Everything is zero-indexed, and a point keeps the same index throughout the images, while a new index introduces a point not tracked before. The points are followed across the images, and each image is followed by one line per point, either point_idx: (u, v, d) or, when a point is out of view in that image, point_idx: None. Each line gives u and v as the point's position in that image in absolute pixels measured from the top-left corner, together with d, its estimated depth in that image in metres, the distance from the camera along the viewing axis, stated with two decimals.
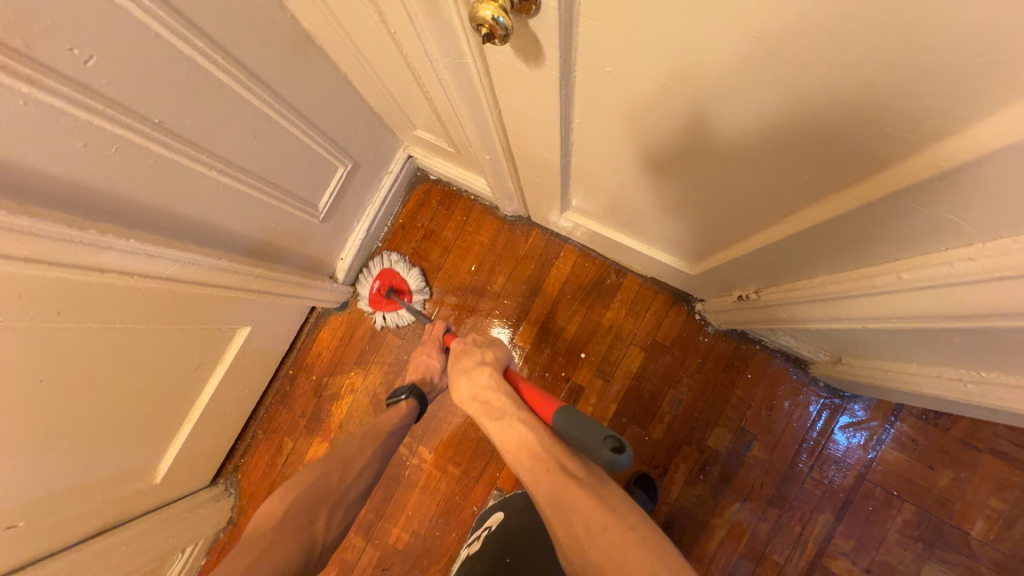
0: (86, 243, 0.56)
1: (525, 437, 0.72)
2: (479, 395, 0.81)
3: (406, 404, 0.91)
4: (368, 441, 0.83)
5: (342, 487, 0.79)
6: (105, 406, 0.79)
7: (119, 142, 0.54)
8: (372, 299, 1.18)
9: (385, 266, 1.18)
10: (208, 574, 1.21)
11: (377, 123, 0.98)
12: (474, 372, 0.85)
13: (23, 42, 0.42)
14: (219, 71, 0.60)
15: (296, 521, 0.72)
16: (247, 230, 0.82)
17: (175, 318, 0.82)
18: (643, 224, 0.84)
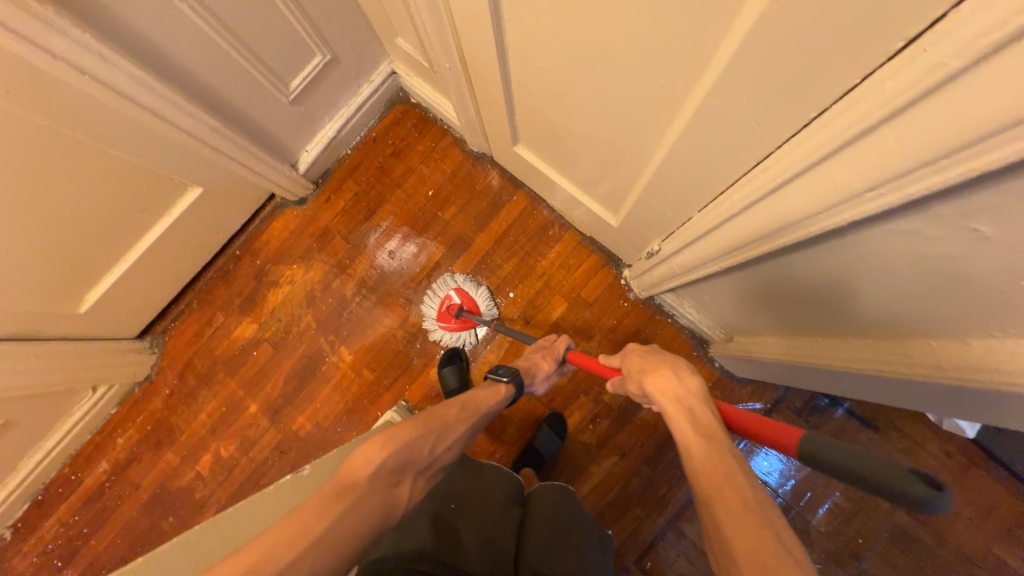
0: (33, 16, 0.61)
1: (721, 455, 0.52)
2: (684, 397, 0.59)
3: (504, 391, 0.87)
4: (465, 419, 0.79)
5: (428, 459, 0.71)
6: (43, 212, 0.83)
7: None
8: (438, 316, 1.18)
9: (454, 285, 1.19)
10: (116, 422, 1.26)
11: (363, 25, 1.04)
12: (683, 368, 0.62)
13: None
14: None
15: (385, 483, 0.65)
16: (213, 81, 0.87)
17: (128, 148, 0.86)
18: (574, 168, 0.90)
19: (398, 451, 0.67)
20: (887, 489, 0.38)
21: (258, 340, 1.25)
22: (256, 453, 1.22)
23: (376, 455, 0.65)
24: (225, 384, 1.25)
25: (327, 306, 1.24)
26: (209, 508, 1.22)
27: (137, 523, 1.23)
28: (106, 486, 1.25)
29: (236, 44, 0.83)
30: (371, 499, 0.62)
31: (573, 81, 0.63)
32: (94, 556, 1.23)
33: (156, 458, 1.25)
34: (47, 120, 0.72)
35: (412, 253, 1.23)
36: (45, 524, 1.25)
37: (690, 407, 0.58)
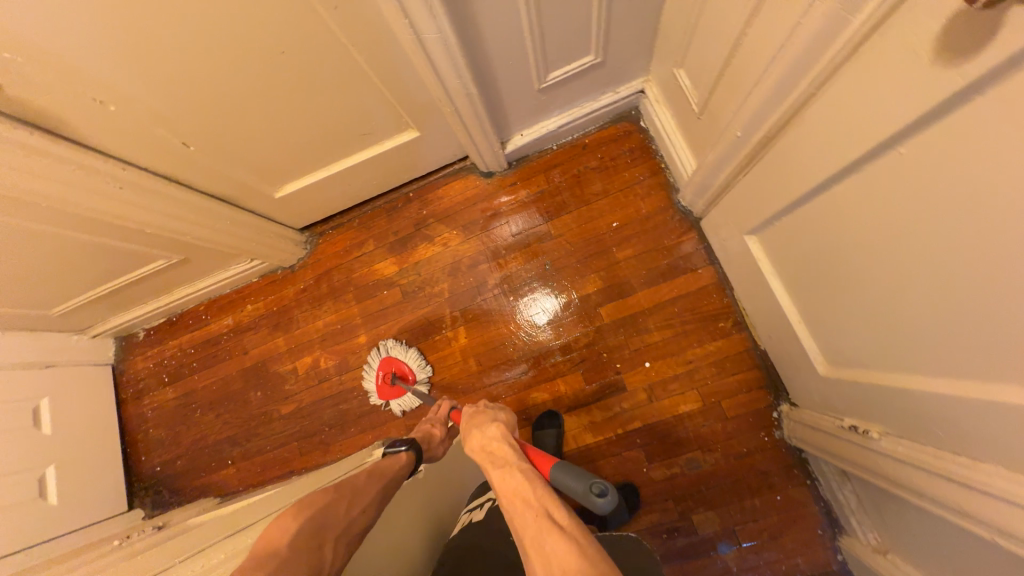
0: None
1: (522, 486, 0.55)
2: (487, 445, 0.66)
3: (404, 455, 0.80)
4: (376, 480, 0.71)
5: (348, 519, 0.62)
6: (297, 109, 0.87)
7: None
8: (379, 387, 1.23)
9: (384, 355, 1.23)
10: (252, 291, 1.38)
11: (647, 40, 0.95)
12: (484, 425, 0.70)
13: None
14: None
15: (298, 551, 0.54)
16: (492, 50, 0.83)
17: (387, 80, 0.87)
18: (814, 299, 0.77)
19: (309, 515, 0.59)
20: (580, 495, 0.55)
21: (392, 283, 1.29)
22: (347, 378, 1.29)
23: (285, 521, 0.58)
24: (348, 306, 1.31)
25: (465, 283, 1.24)
26: (291, 401, 1.32)
27: (232, 382, 1.37)
28: (222, 338, 1.39)
29: (532, 15, 0.77)
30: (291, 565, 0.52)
31: (925, 253, 0.49)
32: (192, 388, 1.41)
33: (268, 338, 1.36)
34: (339, 24, 0.72)
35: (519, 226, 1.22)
36: (168, 343, 1.43)
37: (493, 455, 0.64)
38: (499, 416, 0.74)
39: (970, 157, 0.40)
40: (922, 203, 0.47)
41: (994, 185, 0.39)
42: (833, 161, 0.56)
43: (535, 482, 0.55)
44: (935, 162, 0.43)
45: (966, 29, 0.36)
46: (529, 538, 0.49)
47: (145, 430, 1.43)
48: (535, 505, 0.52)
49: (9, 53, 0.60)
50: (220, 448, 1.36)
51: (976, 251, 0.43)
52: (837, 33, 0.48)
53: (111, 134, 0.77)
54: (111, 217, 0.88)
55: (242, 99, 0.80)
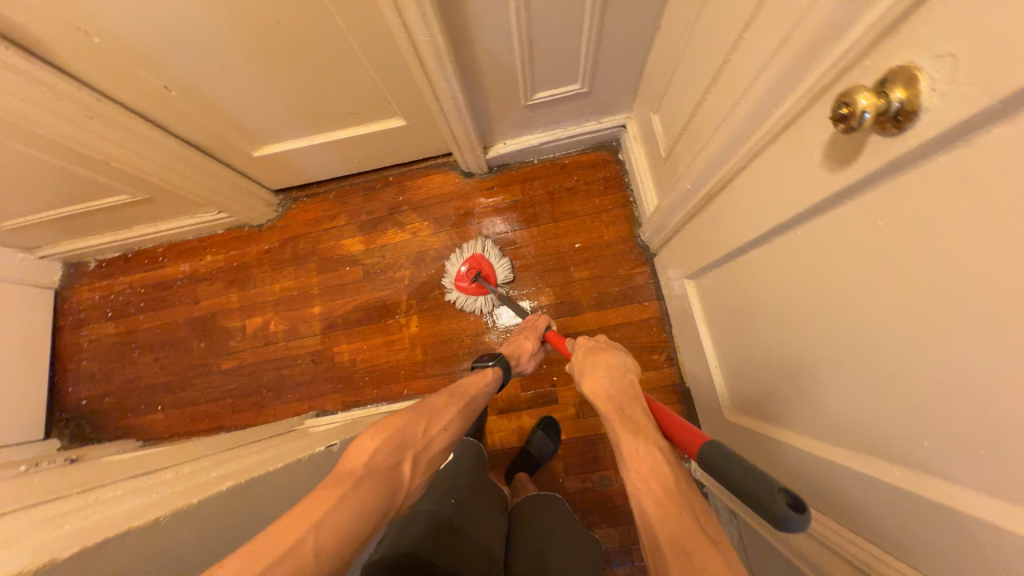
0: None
1: (659, 464, 0.56)
2: (613, 398, 0.66)
3: (493, 370, 0.85)
4: (461, 398, 0.74)
5: (426, 440, 0.64)
6: (285, 76, 0.89)
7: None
8: (459, 277, 1.20)
9: (477, 251, 1.21)
10: (214, 243, 1.38)
11: (633, 82, 1.00)
12: (614, 373, 0.70)
13: None
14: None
15: (385, 472, 0.57)
16: (484, 61, 0.88)
17: (379, 68, 0.90)
18: (729, 347, 0.83)
19: (390, 437, 0.60)
20: (765, 497, 0.46)
21: (356, 261, 1.31)
22: (295, 346, 1.30)
23: (366, 442, 0.59)
24: (309, 275, 1.33)
25: (427, 274, 1.27)
26: (233, 358, 1.33)
27: (177, 328, 1.37)
28: (175, 283, 1.38)
29: (525, 34, 0.81)
30: (375, 486, 0.54)
31: (804, 322, 0.56)
32: (133, 327, 1.39)
33: (222, 291, 1.36)
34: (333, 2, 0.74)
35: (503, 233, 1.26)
36: (119, 278, 1.41)
37: (625, 414, 0.64)
38: (627, 365, 0.72)
39: (835, 247, 0.47)
40: (830, 289, 0.49)
41: (937, 322, 0.37)
42: (750, 232, 0.62)
43: (670, 457, 0.57)
44: (831, 255, 0.48)
45: (840, 143, 0.43)
46: (667, 531, 0.50)
47: (77, 361, 1.40)
48: (675, 497, 0.52)
49: None
50: (152, 392, 1.35)
51: (834, 329, 0.50)
52: (763, 120, 0.55)
53: (89, 62, 0.77)
54: (76, 145, 0.88)
55: (228, 52, 0.81)
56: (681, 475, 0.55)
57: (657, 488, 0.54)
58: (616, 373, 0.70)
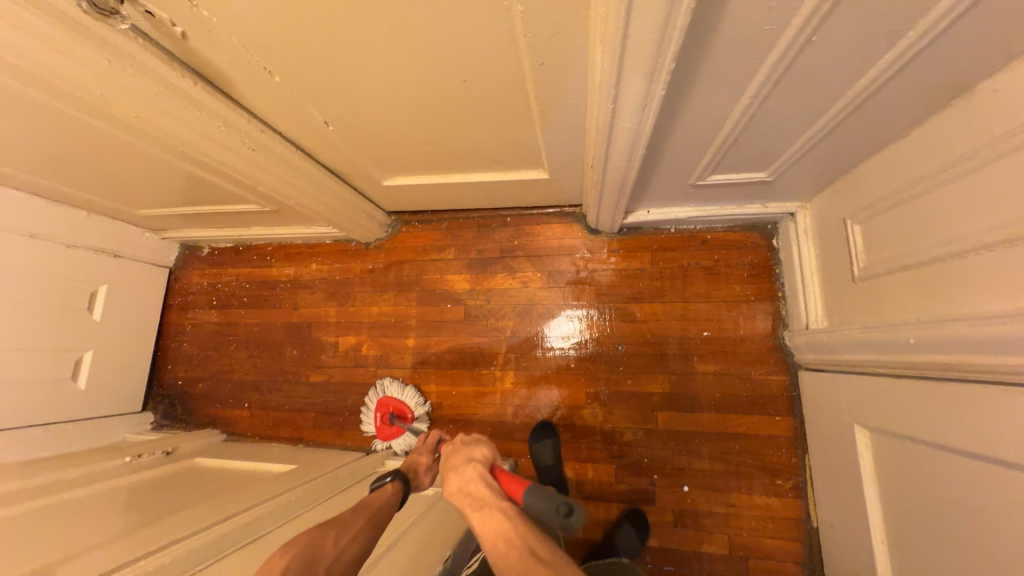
0: (658, 44, 0.47)
1: (502, 529, 0.59)
2: (461, 483, 0.67)
3: (389, 487, 0.78)
4: (367, 511, 0.70)
5: (337, 551, 0.61)
6: (447, 124, 0.83)
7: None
8: (379, 430, 1.21)
9: (382, 396, 1.23)
10: (322, 252, 1.37)
11: (830, 179, 0.86)
12: (457, 459, 0.72)
13: None
14: (926, 28, 0.46)
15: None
16: (671, 148, 0.76)
17: (548, 130, 0.82)
18: (915, 539, 0.68)
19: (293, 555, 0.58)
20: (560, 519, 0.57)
21: (459, 300, 1.25)
22: (383, 375, 1.27)
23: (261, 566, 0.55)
24: (408, 304, 1.29)
25: (530, 329, 1.19)
26: (321, 373, 1.32)
27: (273, 330, 1.38)
28: (277, 285, 1.39)
29: (737, 130, 0.69)
30: None
31: None
32: (234, 320, 1.42)
33: (321, 302, 1.35)
34: (531, 73, 0.65)
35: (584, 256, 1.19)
36: (228, 268, 1.45)
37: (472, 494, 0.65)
38: (468, 447, 0.75)
39: None
40: None
41: None
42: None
43: (511, 511, 0.61)
44: None
45: None
46: None
47: (178, 341, 1.45)
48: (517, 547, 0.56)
49: (206, 9, 0.55)
50: (241, 386, 1.38)
51: None
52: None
53: (265, 97, 0.73)
54: (231, 170, 0.87)
55: (399, 97, 0.75)
56: (525, 530, 0.58)
57: (502, 547, 0.57)
58: (457, 459, 0.71)
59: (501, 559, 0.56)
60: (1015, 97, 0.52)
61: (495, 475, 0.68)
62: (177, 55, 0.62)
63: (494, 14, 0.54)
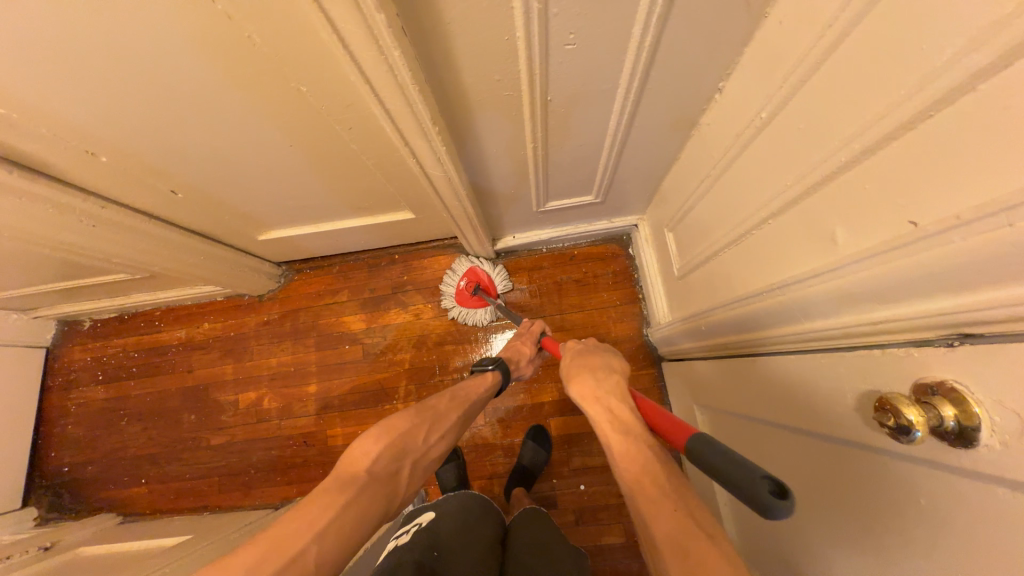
0: (415, 114, 0.56)
1: (648, 461, 0.56)
2: (602, 399, 0.66)
3: (491, 375, 0.89)
4: (461, 405, 0.80)
5: (427, 445, 0.72)
6: (294, 180, 0.88)
7: (518, 72, 0.55)
8: (461, 291, 1.21)
9: (470, 266, 1.22)
10: (214, 311, 1.36)
11: (648, 194, 1.00)
12: (601, 374, 0.71)
13: (550, 23, 0.47)
14: (627, 84, 0.59)
15: (383, 477, 0.64)
16: (497, 184, 0.86)
17: (389, 178, 0.89)
18: None
19: (392, 442, 0.67)
20: (745, 485, 0.42)
21: (357, 340, 1.28)
22: (287, 426, 1.26)
23: (369, 445, 0.66)
24: (306, 351, 1.30)
25: (429, 358, 1.24)
26: (224, 434, 1.29)
27: (169, 398, 1.33)
28: (169, 350, 1.35)
29: (541, 167, 0.79)
30: (374, 492, 0.62)
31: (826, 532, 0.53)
32: (124, 394, 1.35)
33: (217, 361, 1.33)
34: (347, 136, 0.73)
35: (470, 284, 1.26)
36: (113, 340, 1.38)
37: (611, 412, 0.65)
38: (618, 363, 0.74)
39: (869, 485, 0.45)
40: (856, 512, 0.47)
41: None
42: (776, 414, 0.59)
43: (657, 450, 0.57)
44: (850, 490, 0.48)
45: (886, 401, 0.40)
46: (663, 526, 0.49)
47: (61, 425, 1.36)
48: (671, 492, 0.52)
49: (2, 108, 0.58)
50: (137, 463, 1.31)
51: (862, 556, 0.47)
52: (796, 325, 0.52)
53: (96, 174, 0.75)
54: (78, 246, 0.86)
55: (236, 161, 0.79)
56: (676, 472, 0.54)
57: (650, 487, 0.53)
58: (603, 376, 0.70)
59: (636, 489, 0.55)
60: (717, 128, 0.65)
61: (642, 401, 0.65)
62: None
63: (288, 93, 0.61)
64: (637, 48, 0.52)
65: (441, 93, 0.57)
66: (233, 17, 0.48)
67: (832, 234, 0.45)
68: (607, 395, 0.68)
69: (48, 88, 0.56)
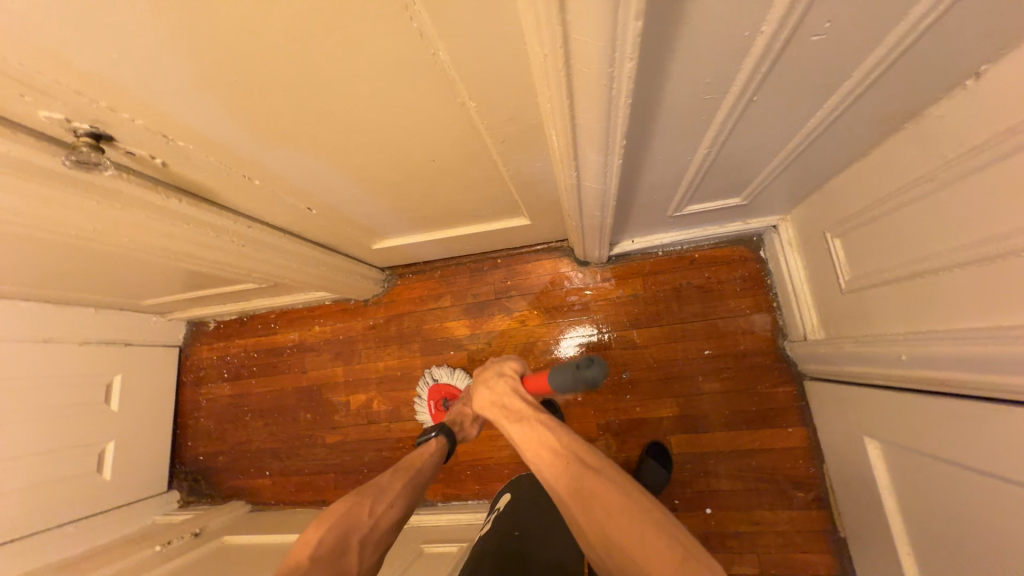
0: (607, 130, 0.49)
1: (542, 440, 0.72)
2: (498, 402, 0.84)
3: (437, 442, 0.93)
4: (402, 475, 0.82)
5: (372, 519, 0.72)
6: (424, 191, 0.86)
7: (735, 73, 0.46)
8: (432, 415, 1.23)
9: (433, 383, 1.25)
10: (323, 314, 1.40)
11: (805, 194, 0.87)
12: (492, 381, 0.88)
13: (813, 11, 0.38)
14: (860, 76, 0.48)
15: (327, 562, 0.65)
16: (642, 190, 0.78)
17: (521, 186, 0.84)
18: (932, 554, 0.68)
19: (332, 526, 0.69)
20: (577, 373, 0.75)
21: (460, 347, 1.27)
22: (396, 429, 1.29)
23: (309, 536, 0.67)
24: (412, 355, 1.31)
25: (535, 367, 1.21)
26: (336, 433, 1.34)
27: (285, 396, 1.41)
28: (284, 351, 1.43)
29: (702, 171, 0.71)
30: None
31: None
32: (246, 391, 1.45)
33: (328, 363, 1.38)
34: (495, 148, 0.68)
35: (576, 290, 1.20)
36: (235, 340, 1.48)
37: (509, 406, 0.83)
38: (503, 364, 0.92)
39: None
40: None
41: None
42: None
43: (544, 422, 0.75)
44: None
45: None
46: (567, 490, 0.64)
47: (196, 417, 1.49)
48: (563, 456, 0.68)
49: (180, 140, 0.58)
50: (261, 456, 1.40)
51: None
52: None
53: (247, 197, 0.76)
54: (224, 264, 0.90)
55: (374, 177, 0.78)
56: (560, 436, 0.71)
57: (549, 457, 0.69)
58: (494, 382, 0.87)
59: (541, 461, 0.71)
60: (957, 122, 0.53)
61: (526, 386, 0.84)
62: (160, 179, 0.65)
63: (452, 109, 0.57)
64: (906, 32, 0.41)
65: (635, 103, 0.50)
66: (426, 34, 0.44)
67: None
68: (501, 395, 0.85)
69: (230, 119, 0.56)
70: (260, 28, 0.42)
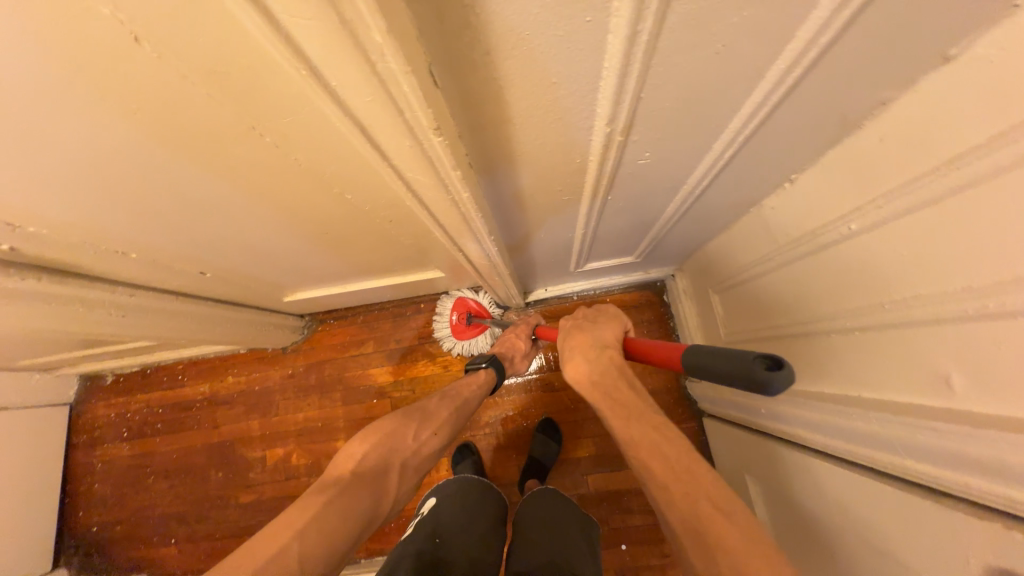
0: (473, 228, 0.52)
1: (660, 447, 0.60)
2: (602, 378, 0.72)
3: (484, 372, 0.92)
4: (450, 403, 0.83)
5: (418, 443, 0.74)
6: (325, 252, 0.85)
7: (582, 180, 0.51)
8: (454, 327, 1.18)
9: (457, 296, 1.19)
10: (237, 363, 1.33)
11: (691, 253, 0.96)
12: (594, 351, 0.75)
13: (628, 149, 0.43)
14: (696, 178, 0.55)
15: (372, 477, 0.66)
16: (540, 254, 0.82)
17: (425, 249, 0.86)
18: None
19: (379, 443, 0.70)
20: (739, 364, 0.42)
21: (385, 393, 1.26)
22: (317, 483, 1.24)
23: (355, 448, 0.69)
24: (334, 404, 1.27)
25: None
26: (251, 491, 1.26)
27: (195, 454, 1.31)
28: (194, 405, 1.33)
29: (590, 239, 0.76)
30: (358, 493, 0.63)
31: None
32: (150, 450, 1.33)
33: (243, 417, 1.31)
34: (385, 222, 0.69)
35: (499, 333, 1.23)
36: (137, 394, 1.36)
37: (612, 391, 0.70)
38: (605, 336, 0.76)
39: None
40: None
41: None
42: (855, 532, 0.55)
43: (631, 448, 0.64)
44: None
45: None
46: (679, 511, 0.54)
47: (89, 482, 1.34)
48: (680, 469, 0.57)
49: (33, 226, 0.54)
50: (166, 522, 1.29)
51: None
52: (892, 455, 0.49)
53: (127, 268, 0.72)
54: (106, 332, 0.83)
55: (269, 243, 0.76)
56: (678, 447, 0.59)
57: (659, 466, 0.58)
58: (596, 355, 0.74)
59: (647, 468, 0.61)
60: (781, 214, 0.61)
61: (642, 350, 0.66)
62: (12, 262, 0.60)
63: (331, 197, 0.58)
64: (717, 155, 0.48)
65: (499, 205, 0.54)
66: (281, 146, 0.45)
67: (947, 377, 0.42)
68: (603, 373, 0.73)
69: (86, 206, 0.53)
70: (97, 141, 0.41)
